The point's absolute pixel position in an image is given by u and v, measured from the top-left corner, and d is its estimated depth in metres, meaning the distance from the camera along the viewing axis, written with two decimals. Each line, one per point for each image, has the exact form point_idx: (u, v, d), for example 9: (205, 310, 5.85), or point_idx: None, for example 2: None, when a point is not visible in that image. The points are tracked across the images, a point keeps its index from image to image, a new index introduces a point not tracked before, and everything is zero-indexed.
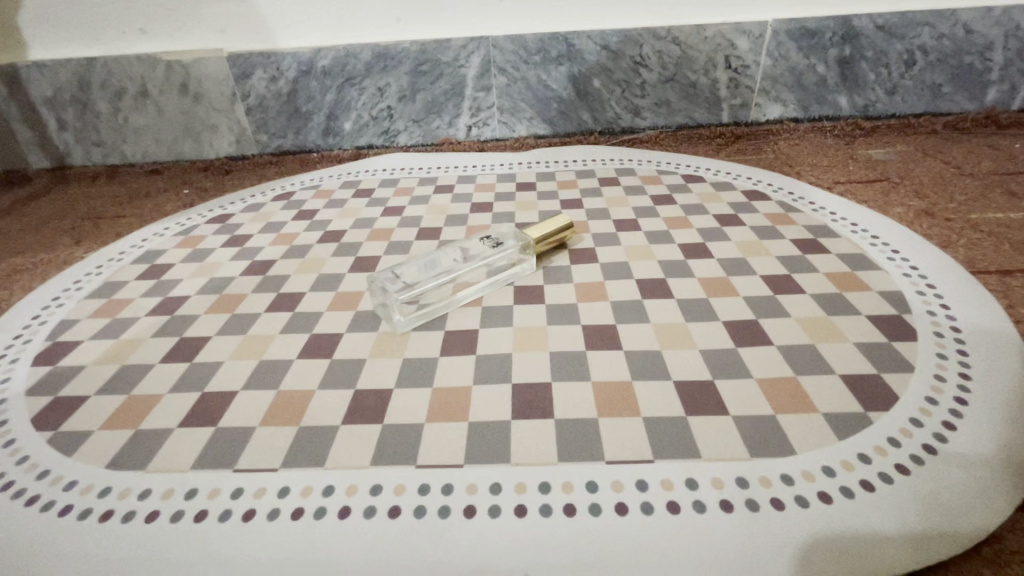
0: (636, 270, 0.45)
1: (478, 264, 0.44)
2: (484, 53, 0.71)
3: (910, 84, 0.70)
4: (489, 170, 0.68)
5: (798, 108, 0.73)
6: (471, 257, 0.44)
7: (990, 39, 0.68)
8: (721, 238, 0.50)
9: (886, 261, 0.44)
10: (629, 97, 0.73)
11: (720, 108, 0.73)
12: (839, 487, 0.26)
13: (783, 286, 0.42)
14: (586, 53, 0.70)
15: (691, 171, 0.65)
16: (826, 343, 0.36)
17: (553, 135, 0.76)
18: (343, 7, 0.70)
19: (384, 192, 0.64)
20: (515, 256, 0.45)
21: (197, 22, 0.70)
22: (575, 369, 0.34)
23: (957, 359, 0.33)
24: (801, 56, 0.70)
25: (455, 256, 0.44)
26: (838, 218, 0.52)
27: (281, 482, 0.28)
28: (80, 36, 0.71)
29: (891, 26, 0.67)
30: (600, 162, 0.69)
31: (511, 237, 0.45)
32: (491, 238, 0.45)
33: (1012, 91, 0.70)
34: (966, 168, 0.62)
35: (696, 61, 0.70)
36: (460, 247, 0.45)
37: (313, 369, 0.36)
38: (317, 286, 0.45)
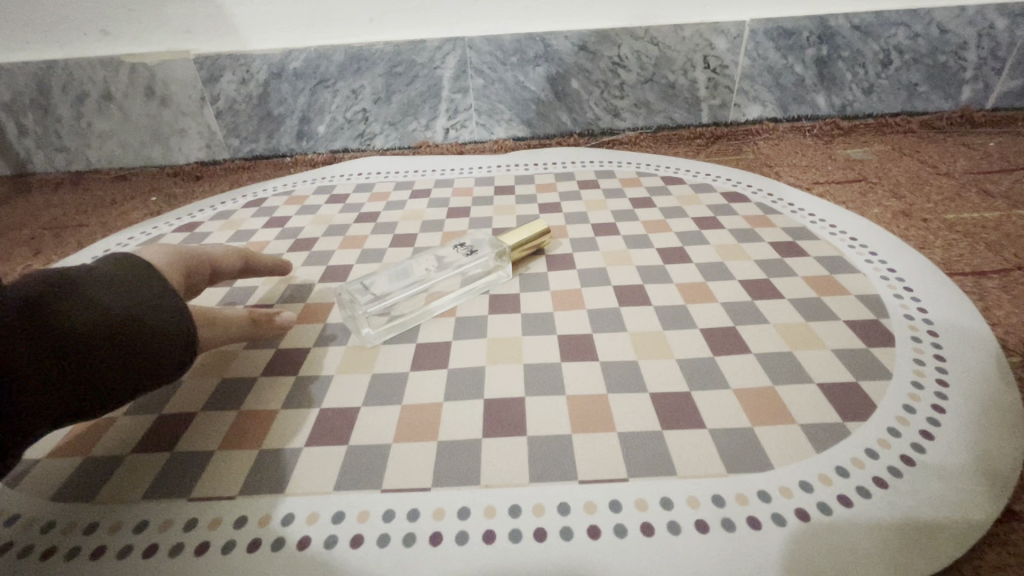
0: (613, 275, 0.44)
1: (452, 274, 0.42)
2: (461, 54, 0.69)
3: (886, 84, 0.71)
4: (467, 174, 0.67)
5: (776, 108, 0.73)
6: (445, 266, 0.43)
7: (964, 38, 0.68)
8: (699, 241, 0.49)
9: (864, 263, 0.44)
10: (608, 98, 0.72)
11: (699, 108, 0.73)
12: (817, 503, 0.26)
13: (762, 291, 0.41)
14: (563, 54, 0.69)
15: (670, 173, 0.64)
16: (804, 350, 0.35)
17: (532, 137, 0.75)
18: (314, 8, 0.68)
19: (359, 197, 0.63)
20: (489, 264, 0.44)
21: (162, 23, 0.68)
22: (550, 382, 0.33)
23: (935, 365, 0.33)
24: (779, 56, 0.69)
25: (427, 265, 0.42)
26: (817, 220, 0.51)
27: (239, 511, 0.27)
28: (40, 37, 0.69)
29: (867, 25, 0.67)
30: (580, 164, 0.68)
31: (487, 245, 0.44)
32: (466, 246, 0.44)
33: (986, 89, 0.71)
34: (942, 168, 0.62)
35: (675, 62, 0.70)
36: (435, 255, 0.44)
37: (278, 386, 0.34)
38: (286, 297, 0.44)
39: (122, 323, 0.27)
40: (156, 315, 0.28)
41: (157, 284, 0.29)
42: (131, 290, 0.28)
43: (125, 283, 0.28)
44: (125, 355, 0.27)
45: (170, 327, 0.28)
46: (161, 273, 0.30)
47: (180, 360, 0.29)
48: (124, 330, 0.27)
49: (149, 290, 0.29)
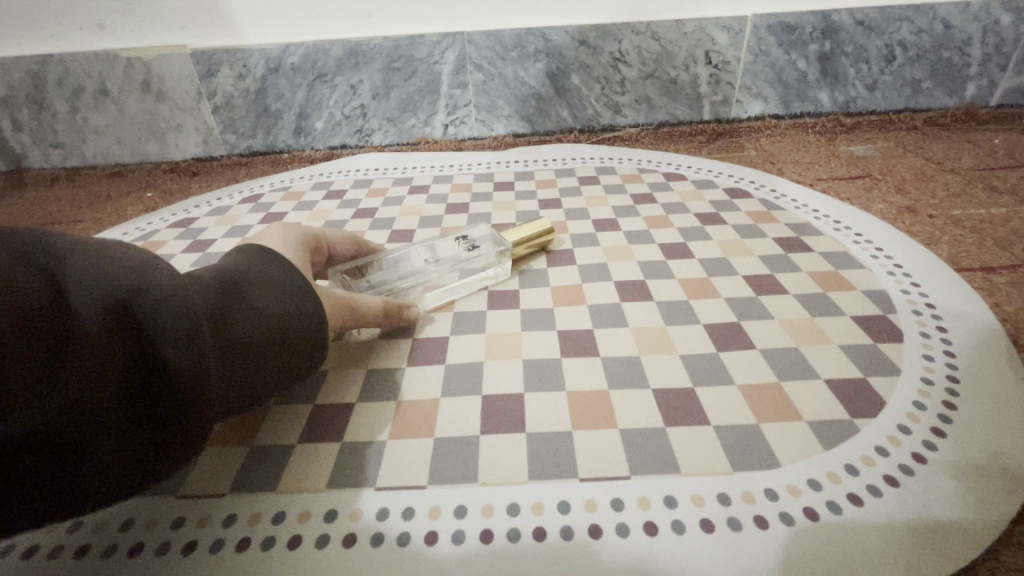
0: (614, 271, 0.44)
1: (449, 266, 0.42)
2: (460, 49, 0.69)
3: (889, 80, 0.70)
4: (466, 170, 0.67)
5: (779, 104, 0.72)
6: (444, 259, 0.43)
7: (969, 34, 0.67)
8: (701, 237, 0.48)
9: (871, 259, 0.43)
10: (609, 94, 0.71)
11: (700, 104, 0.72)
12: (826, 502, 0.25)
13: (766, 287, 0.40)
14: (564, 49, 0.68)
15: (672, 170, 0.63)
16: (809, 346, 0.34)
17: (532, 133, 0.74)
18: (313, 3, 0.67)
19: (357, 193, 0.62)
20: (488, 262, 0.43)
21: (158, 17, 0.67)
22: (549, 378, 0.33)
23: (945, 361, 0.32)
24: (782, 52, 0.69)
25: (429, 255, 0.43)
26: (820, 216, 0.51)
27: (229, 510, 0.26)
28: (35, 31, 0.68)
29: (871, 21, 0.67)
30: (581, 161, 0.67)
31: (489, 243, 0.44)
32: (469, 242, 0.44)
33: (990, 85, 0.70)
34: (947, 164, 0.61)
35: (676, 58, 0.69)
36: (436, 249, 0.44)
37: None
38: None
39: (281, 334, 0.27)
40: (304, 316, 0.29)
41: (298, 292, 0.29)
42: (281, 296, 0.28)
43: (273, 283, 0.29)
44: (283, 359, 0.27)
45: (318, 327, 0.29)
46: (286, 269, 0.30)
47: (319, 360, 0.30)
48: (284, 342, 0.27)
49: (293, 296, 0.29)
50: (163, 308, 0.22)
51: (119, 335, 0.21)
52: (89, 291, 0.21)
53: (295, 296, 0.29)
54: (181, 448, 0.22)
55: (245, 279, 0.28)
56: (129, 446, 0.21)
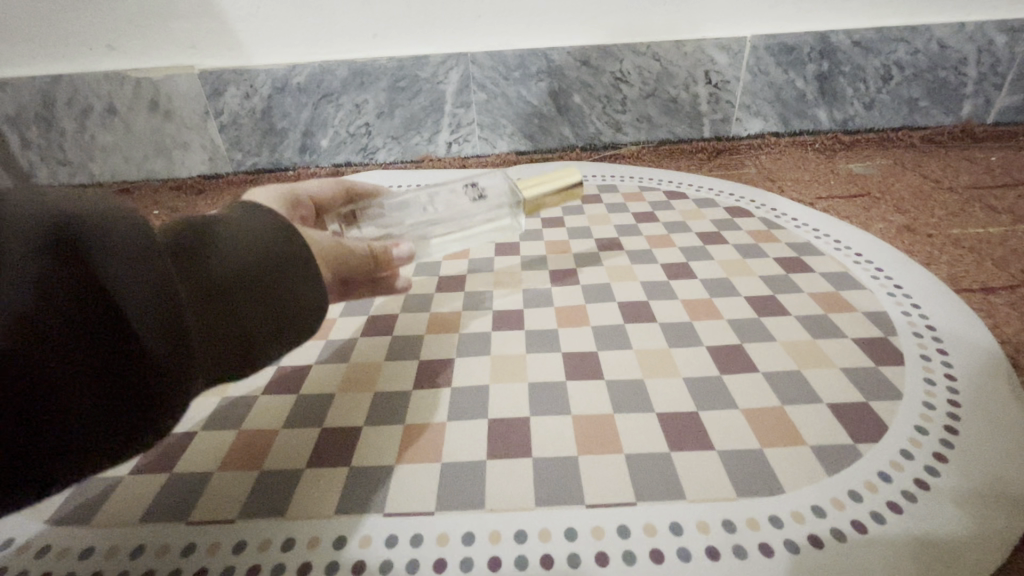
0: (617, 291, 0.44)
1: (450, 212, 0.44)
2: (463, 70, 0.70)
3: (887, 99, 0.71)
4: None
5: (778, 122, 0.73)
6: (449, 206, 0.44)
7: (964, 54, 0.68)
8: (703, 257, 0.49)
9: (871, 279, 0.44)
10: (610, 112, 0.72)
11: (700, 122, 0.73)
12: (830, 529, 0.25)
13: (768, 308, 0.41)
14: (566, 69, 0.69)
15: (673, 188, 0.64)
16: (812, 369, 0.35)
17: (534, 151, 0.75)
18: (319, 26, 0.68)
19: None
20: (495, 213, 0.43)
21: (167, 39, 0.69)
22: (554, 401, 0.33)
23: (946, 385, 0.33)
24: (780, 71, 0.70)
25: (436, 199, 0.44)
26: (821, 235, 0.51)
27: (238, 535, 0.26)
28: (46, 53, 0.69)
29: (867, 41, 0.68)
30: (583, 179, 0.68)
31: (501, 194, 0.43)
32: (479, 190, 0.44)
33: (986, 104, 0.71)
34: (945, 182, 0.62)
35: (676, 77, 0.70)
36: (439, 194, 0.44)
37: (279, 406, 0.34)
38: None
39: (256, 268, 0.26)
40: (280, 247, 0.27)
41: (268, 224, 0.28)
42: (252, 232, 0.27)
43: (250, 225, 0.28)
44: (264, 293, 0.26)
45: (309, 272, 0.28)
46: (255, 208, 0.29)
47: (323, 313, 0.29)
48: (261, 275, 0.26)
49: (264, 228, 0.28)
50: (110, 242, 0.22)
51: (66, 273, 0.21)
52: (28, 228, 0.21)
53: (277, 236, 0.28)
54: (156, 383, 0.22)
55: (215, 221, 0.27)
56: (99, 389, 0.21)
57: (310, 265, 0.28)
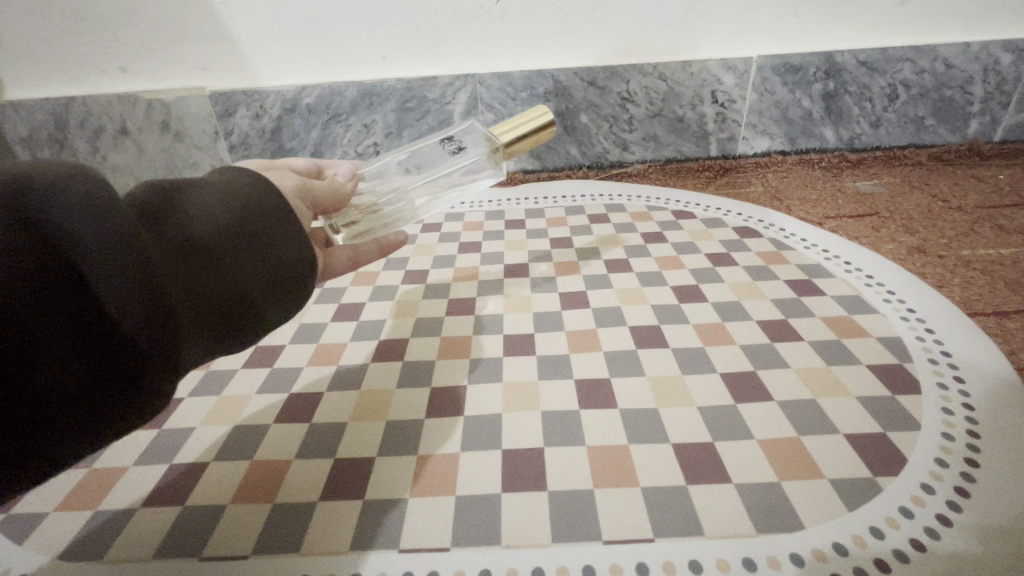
0: (627, 315, 0.44)
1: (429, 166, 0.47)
2: (471, 90, 0.70)
3: (893, 118, 0.71)
4: (477, 208, 0.68)
5: (785, 141, 0.73)
6: (426, 159, 0.47)
7: (970, 73, 0.68)
8: (713, 279, 0.49)
9: (883, 303, 0.44)
10: (617, 132, 0.73)
11: (707, 141, 0.73)
12: (853, 569, 0.25)
13: (780, 333, 0.41)
14: (573, 90, 0.70)
15: (680, 207, 0.64)
16: (827, 397, 0.34)
17: (541, 169, 0.76)
18: (328, 49, 0.69)
19: None
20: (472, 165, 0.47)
21: (179, 61, 0.70)
22: (568, 431, 0.33)
23: (965, 414, 0.32)
24: (786, 91, 0.70)
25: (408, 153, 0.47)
26: (831, 257, 0.51)
27: (252, 571, 0.26)
28: (61, 75, 0.71)
29: (873, 61, 0.68)
30: (590, 198, 0.68)
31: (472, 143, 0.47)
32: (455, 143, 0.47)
33: (993, 122, 0.71)
34: (954, 202, 0.62)
35: (683, 97, 0.70)
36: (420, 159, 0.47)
37: (291, 435, 0.34)
38: (299, 337, 0.44)
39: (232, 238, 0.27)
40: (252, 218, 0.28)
41: (228, 195, 0.28)
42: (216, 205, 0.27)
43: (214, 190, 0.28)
44: (241, 262, 0.27)
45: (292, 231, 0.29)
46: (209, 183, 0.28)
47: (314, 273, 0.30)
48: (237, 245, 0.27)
49: (226, 202, 0.27)
50: (74, 195, 0.20)
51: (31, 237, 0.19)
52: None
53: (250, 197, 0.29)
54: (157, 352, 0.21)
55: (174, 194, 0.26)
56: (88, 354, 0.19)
57: (283, 229, 0.29)
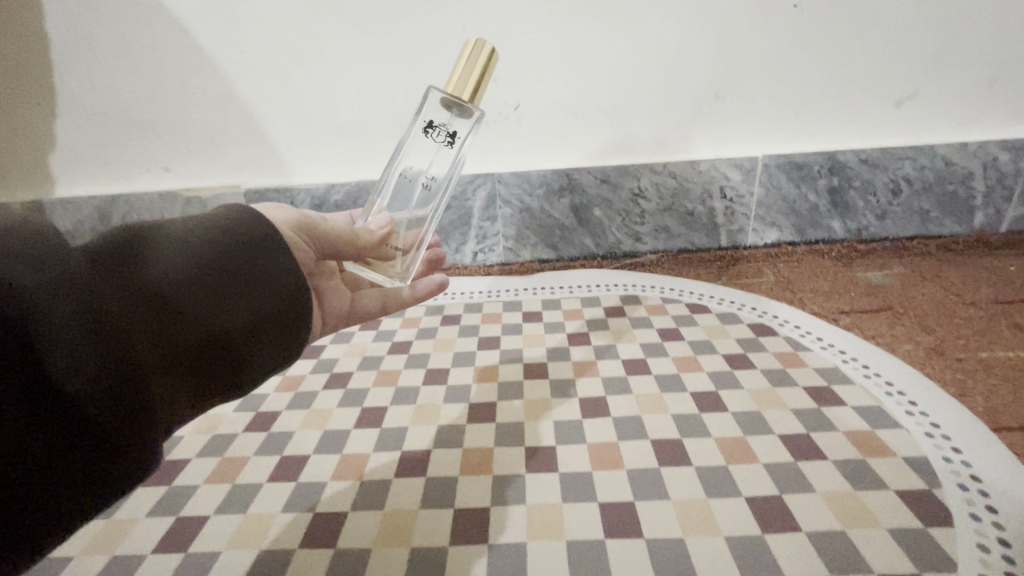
0: (648, 426, 0.44)
1: (444, 164, 0.54)
2: (490, 188, 0.74)
3: (898, 210, 0.74)
4: (495, 298, 0.70)
5: (794, 232, 0.75)
6: (432, 157, 0.53)
7: (970, 170, 0.71)
8: (732, 384, 0.49)
9: (906, 415, 0.44)
10: (629, 224, 0.75)
11: (717, 233, 0.76)
12: None
13: (804, 450, 0.41)
14: (586, 186, 0.73)
15: (695, 301, 0.66)
16: (858, 528, 0.34)
17: (557, 258, 0.78)
18: (357, 151, 0.74)
19: (391, 324, 0.65)
20: (469, 129, 0.53)
21: (218, 160, 0.75)
22: (595, 564, 0.32)
23: (1002, 552, 0.32)
24: (793, 186, 0.73)
25: (415, 168, 0.54)
26: (848, 359, 0.52)
27: None
28: (109, 173, 0.76)
29: (875, 159, 0.71)
30: (605, 288, 0.71)
31: (454, 115, 0.52)
32: (444, 129, 0.52)
33: (998, 214, 0.73)
34: (967, 296, 0.63)
35: (692, 192, 0.73)
36: (415, 163, 0.54)
37: (316, 563, 0.34)
38: (323, 447, 0.45)
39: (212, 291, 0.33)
40: (229, 268, 0.35)
41: (206, 245, 0.34)
42: (195, 259, 0.33)
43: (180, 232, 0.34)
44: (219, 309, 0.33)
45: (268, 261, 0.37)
46: (194, 229, 0.35)
47: (297, 296, 0.38)
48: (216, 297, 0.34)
49: (203, 254, 0.34)
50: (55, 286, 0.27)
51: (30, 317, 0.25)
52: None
53: (227, 239, 0.36)
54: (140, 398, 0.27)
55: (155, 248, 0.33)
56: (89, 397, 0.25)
57: (253, 273, 0.36)
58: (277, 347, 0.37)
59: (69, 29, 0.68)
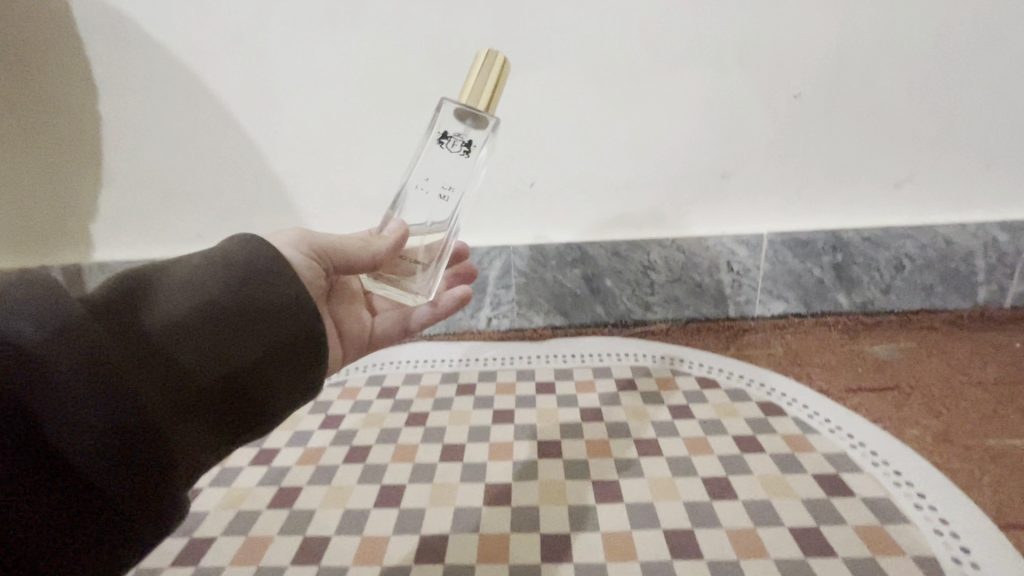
0: (660, 514, 0.45)
1: (461, 174, 0.55)
2: (505, 259, 0.77)
3: (902, 285, 0.76)
4: (509, 366, 0.72)
5: (800, 304, 0.78)
6: (450, 168, 0.55)
7: (972, 248, 0.73)
8: (741, 469, 0.50)
9: (914, 509, 0.44)
10: (639, 294, 0.78)
11: (725, 304, 0.78)
12: None
13: (814, 545, 0.41)
14: (597, 258, 0.77)
15: (705, 374, 0.67)
16: None
17: (569, 325, 0.80)
18: (379, 222, 0.78)
19: (408, 392, 0.67)
20: (486, 139, 0.54)
21: (249, 229, 0.79)
22: None
23: None
24: (798, 261, 0.75)
25: (432, 179, 0.55)
26: (856, 444, 0.53)
27: None
28: (145, 239, 0.81)
29: (877, 237, 0.74)
30: (616, 358, 0.72)
31: (469, 125, 0.53)
32: (459, 139, 0.53)
33: (1001, 290, 0.75)
34: (973, 375, 0.64)
35: (700, 266, 0.76)
36: (432, 173, 0.55)
37: None
38: (344, 528, 0.46)
39: (222, 340, 0.36)
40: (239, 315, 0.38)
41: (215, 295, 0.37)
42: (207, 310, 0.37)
43: (182, 277, 0.38)
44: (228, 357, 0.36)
45: (267, 294, 0.39)
46: (206, 277, 0.38)
47: (304, 334, 0.41)
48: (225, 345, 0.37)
49: (214, 304, 0.37)
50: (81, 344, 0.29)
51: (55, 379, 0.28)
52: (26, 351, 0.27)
53: (237, 286, 0.39)
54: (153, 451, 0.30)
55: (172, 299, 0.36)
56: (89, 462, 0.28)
57: (261, 317, 0.39)
58: (289, 384, 0.40)
59: (121, 111, 0.74)
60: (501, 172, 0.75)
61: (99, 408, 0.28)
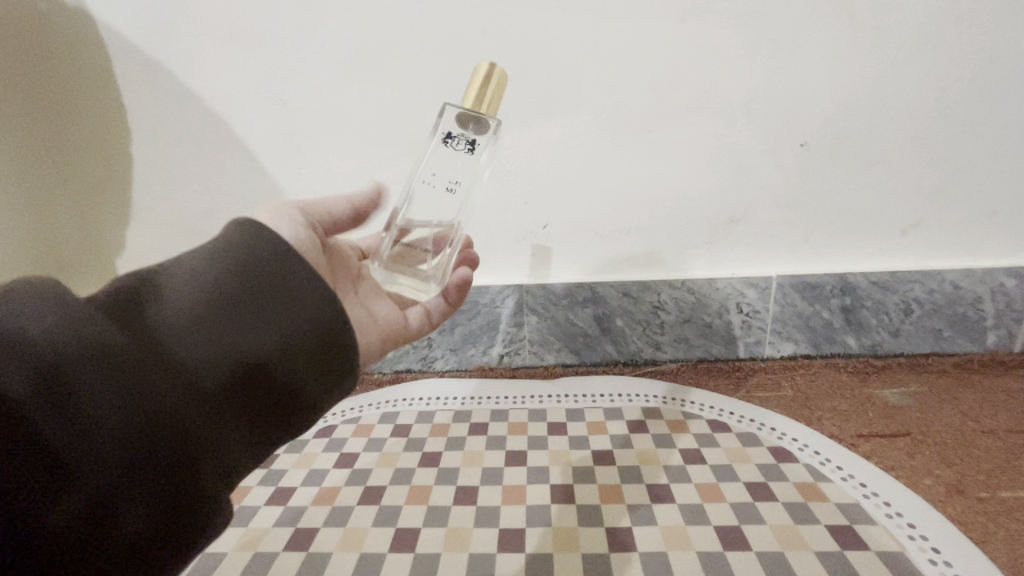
0: (674, 564, 0.46)
1: (465, 171, 0.57)
2: (518, 297, 0.79)
3: (910, 328, 0.76)
4: (521, 404, 0.73)
5: (809, 345, 0.78)
6: (455, 165, 0.56)
7: (979, 293, 0.74)
8: (754, 518, 0.51)
9: (929, 564, 0.45)
10: (650, 334, 0.79)
11: (735, 344, 0.79)
12: None
13: None
14: (608, 298, 0.78)
15: (715, 417, 0.68)
16: None
17: (580, 363, 0.81)
18: None
19: (422, 430, 0.68)
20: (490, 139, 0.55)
21: None
22: None
23: None
24: (807, 304, 0.76)
25: (439, 174, 0.57)
26: (869, 494, 0.53)
27: None
28: None
29: (885, 282, 0.75)
30: (627, 398, 0.73)
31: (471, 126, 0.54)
32: (464, 138, 0.55)
33: (1010, 335, 0.76)
34: (984, 422, 0.65)
35: (710, 307, 0.78)
36: (438, 169, 0.57)
37: None
38: (360, 571, 0.47)
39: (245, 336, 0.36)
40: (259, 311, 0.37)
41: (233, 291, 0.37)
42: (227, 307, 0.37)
43: (197, 274, 0.37)
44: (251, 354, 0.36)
45: (287, 278, 0.39)
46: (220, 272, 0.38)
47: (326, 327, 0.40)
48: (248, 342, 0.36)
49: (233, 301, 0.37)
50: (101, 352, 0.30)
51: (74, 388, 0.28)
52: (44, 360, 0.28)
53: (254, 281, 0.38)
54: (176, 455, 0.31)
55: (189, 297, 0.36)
56: (108, 464, 0.28)
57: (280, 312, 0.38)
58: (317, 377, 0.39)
59: (151, 154, 0.77)
60: (515, 214, 0.77)
61: (122, 415, 0.29)
